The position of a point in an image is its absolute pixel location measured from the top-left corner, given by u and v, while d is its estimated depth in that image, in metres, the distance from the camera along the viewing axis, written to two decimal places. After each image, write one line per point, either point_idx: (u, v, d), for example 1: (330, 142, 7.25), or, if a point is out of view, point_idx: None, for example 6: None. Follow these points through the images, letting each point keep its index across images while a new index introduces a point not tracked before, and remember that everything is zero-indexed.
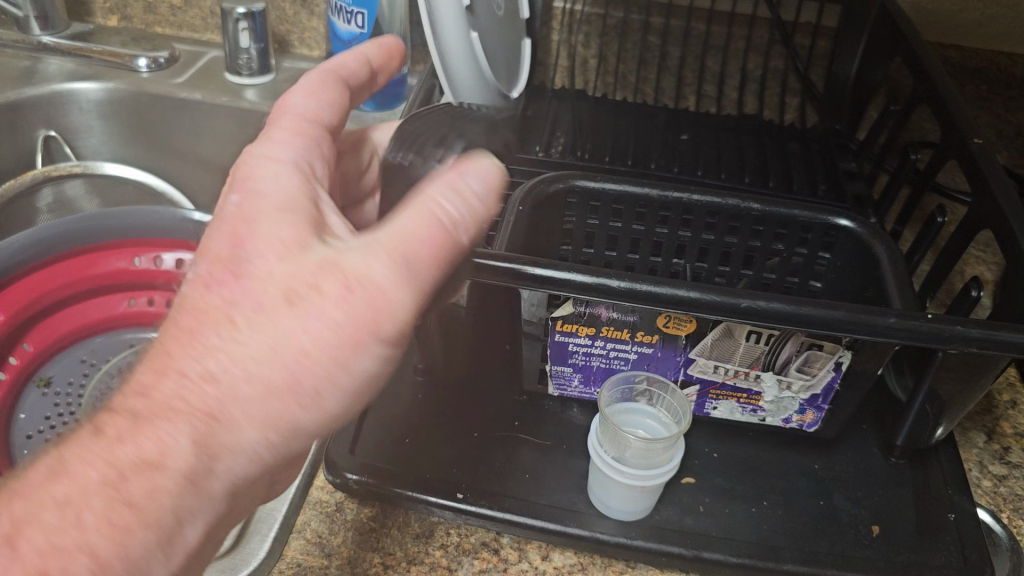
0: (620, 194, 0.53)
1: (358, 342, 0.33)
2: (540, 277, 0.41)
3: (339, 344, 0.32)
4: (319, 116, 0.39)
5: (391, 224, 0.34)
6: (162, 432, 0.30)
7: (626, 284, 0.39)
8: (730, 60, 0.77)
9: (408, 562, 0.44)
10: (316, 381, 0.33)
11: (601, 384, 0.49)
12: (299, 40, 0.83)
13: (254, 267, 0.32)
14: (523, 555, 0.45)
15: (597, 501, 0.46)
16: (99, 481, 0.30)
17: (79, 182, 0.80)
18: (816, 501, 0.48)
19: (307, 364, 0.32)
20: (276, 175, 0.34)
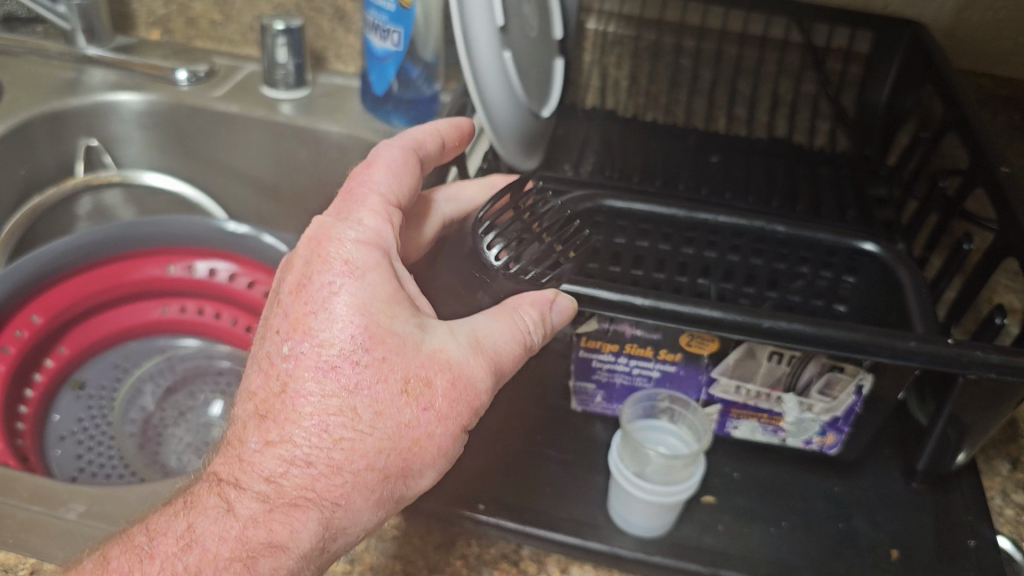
0: (646, 214, 0.54)
1: (457, 431, 0.38)
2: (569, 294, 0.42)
3: (444, 434, 0.37)
4: (396, 197, 0.44)
5: (486, 326, 0.40)
6: (294, 519, 0.36)
7: (651, 302, 0.40)
8: (762, 83, 0.78)
9: (429, 570, 0.45)
10: (422, 465, 0.37)
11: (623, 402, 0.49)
12: (335, 56, 0.85)
13: (372, 360, 0.37)
14: (542, 568, 0.45)
15: (616, 517, 0.47)
16: (228, 556, 0.36)
17: (118, 192, 0.82)
18: (835, 523, 0.48)
19: (417, 451, 0.37)
20: (378, 265, 0.39)
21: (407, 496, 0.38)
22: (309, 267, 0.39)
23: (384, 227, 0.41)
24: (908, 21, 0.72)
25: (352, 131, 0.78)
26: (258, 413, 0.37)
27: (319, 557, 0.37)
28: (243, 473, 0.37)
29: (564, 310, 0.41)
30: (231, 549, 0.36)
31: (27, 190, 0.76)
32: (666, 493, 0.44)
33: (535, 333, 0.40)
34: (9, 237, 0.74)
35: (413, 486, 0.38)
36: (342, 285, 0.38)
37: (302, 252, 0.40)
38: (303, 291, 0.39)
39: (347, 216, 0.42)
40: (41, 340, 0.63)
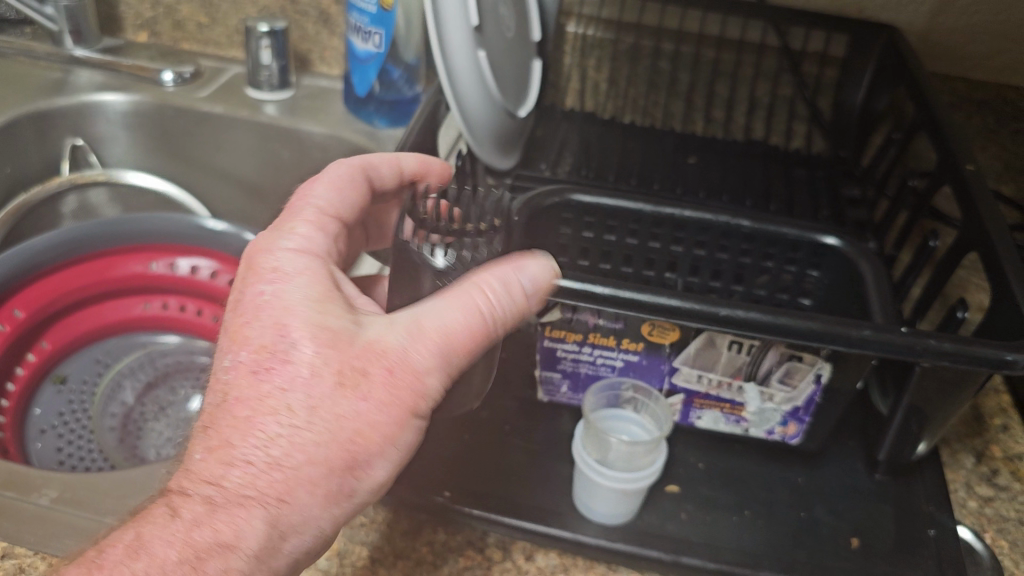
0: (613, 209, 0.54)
1: (402, 419, 0.38)
2: None
3: (387, 422, 0.38)
4: (335, 210, 0.46)
5: (428, 312, 0.39)
6: (238, 518, 0.36)
7: (609, 290, 0.41)
8: (740, 85, 0.79)
9: (395, 556, 0.46)
10: (369, 455, 0.38)
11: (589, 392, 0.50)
12: (319, 59, 0.86)
13: (302, 356, 0.37)
14: (507, 555, 0.46)
15: (580, 505, 0.47)
16: (176, 561, 0.35)
17: (102, 190, 0.83)
18: (797, 513, 0.49)
19: (361, 442, 0.37)
20: (308, 270, 0.41)
21: (361, 492, 0.39)
22: (244, 283, 0.41)
23: (319, 240, 0.43)
24: (880, 24, 0.73)
25: (333, 131, 0.79)
26: (201, 426, 0.38)
27: (271, 560, 0.37)
28: (188, 482, 0.37)
29: (535, 273, 0.41)
30: (179, 553, 0.35)
31: (13, 189, 0.77)
32: (626, 481, 0.44)
33: (494, 310, 0.39)
34: None
35: (365, 478, 0.38)
36: (273, 292, 0.40)
37: (240, 270, 0.42)
38: (239, 305, 0.41)
39: (283, 229, 0.44)
40: (21, 337, 0.64)
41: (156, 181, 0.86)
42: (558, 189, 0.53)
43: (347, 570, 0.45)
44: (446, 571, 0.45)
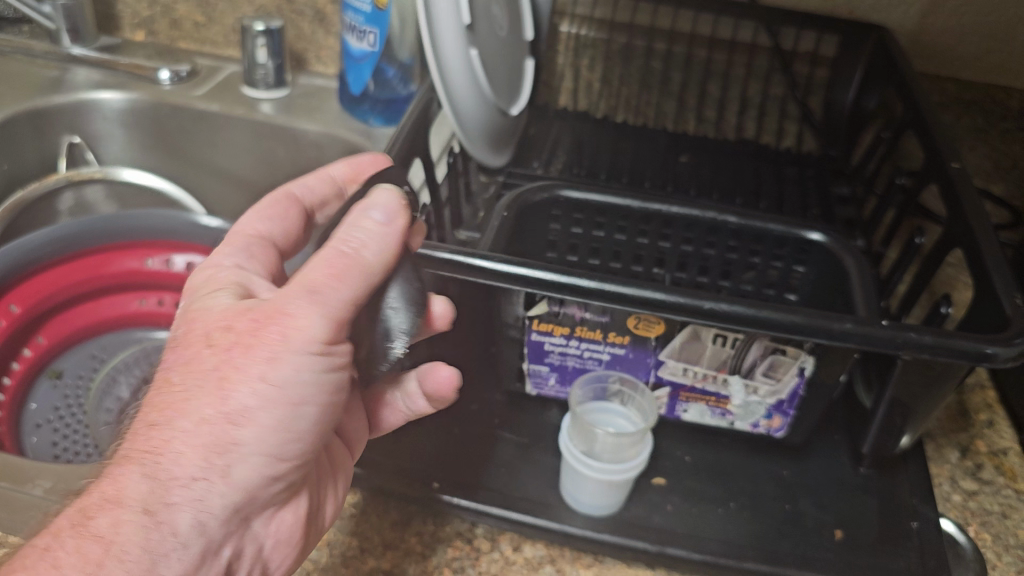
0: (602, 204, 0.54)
1: (273, 359, 0.37)
2: (515, 275, 0.43)
3: (254, 365, 0.36)
4: (259, 229, 0.47)
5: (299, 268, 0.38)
6: (122, 473, 0.35)
7: (593, 283, 0.41)
8: (732, 85, 0.79)
9: (384, 547, 0.47)
10: (244, 400, 0.36)
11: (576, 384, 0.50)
12: (315, 58, 0.87)
13: (184, 335, 0.38)
14: (495, 545, 0.47)
15: (567, 497, 0.48)
16: (66, 525, 0.34)
17: (99, 188, 0.84)
18: (782, 505, 0.49)
19: (230, 387, 0.36)
20: (212, 273, 0.42)
21: (258, 443, 0.37)
22: None
23: (238, 255, 0.45)
24: (870, 24, 0.73)
25: (329, 130, 0.80)
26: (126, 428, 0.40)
27: (167, 517, 0.35)
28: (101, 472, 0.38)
29: (386, 204, 0.39)
30: (69, 519, 0.34)
31: (11, 186, 0.78)
32: (609, 472, 0.45)
33: (353, 245, 0.38)
34: None
35: (244, 427, 0.37)
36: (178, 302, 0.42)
37: None
38: None
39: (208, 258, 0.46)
40: (18, 331, 0.64)
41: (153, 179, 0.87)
42: (549, 184, 0.54)
43: (337, 560, 0.46)
44: (435, 561, 0.46)
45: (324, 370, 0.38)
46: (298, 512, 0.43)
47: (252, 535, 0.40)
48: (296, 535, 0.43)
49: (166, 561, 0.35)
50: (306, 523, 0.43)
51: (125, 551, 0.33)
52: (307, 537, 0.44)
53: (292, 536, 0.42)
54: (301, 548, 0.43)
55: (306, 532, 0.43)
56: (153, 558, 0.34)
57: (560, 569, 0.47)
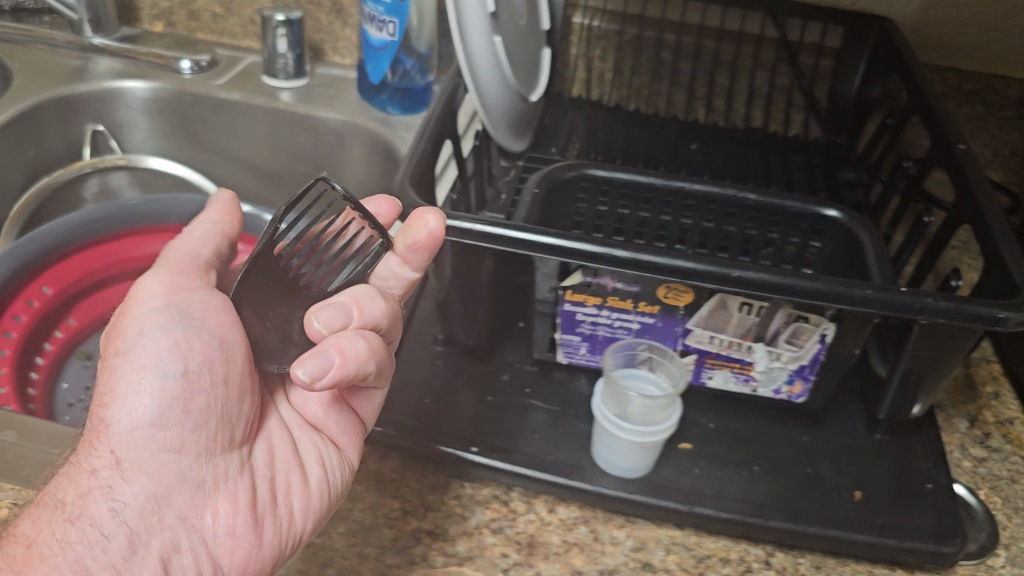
0: (626, 181, 0.56)
1: (124, 333, 0.44)
2: (550, 246, 0.45)
3: (115, 349, 0.44)
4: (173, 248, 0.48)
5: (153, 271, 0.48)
6: (50, 488, 0.42)
7: (626, 253, 0.43)
8: (740, 75, 0.82)
9: (426, 509, 0.49)
10: (111, 380, 0.43)
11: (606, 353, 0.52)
12: (332, 49, 0.90)
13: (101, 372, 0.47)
14: (530, 507, 0.50)
15: (599, 459, 0.50)
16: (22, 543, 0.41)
17: (123, 174, 0.85)
18: (803, 468, 0.52)
19: (103, 379, 0.43)
20: None
21: (145, 415, 0.42)
22: None
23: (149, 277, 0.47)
24: (872, 15, 0.76)
25: (348, 117, 0.82)
26: None
27: (75, 506, 0.40)
28: None
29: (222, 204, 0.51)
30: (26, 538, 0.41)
31: (35, 173, 0.79)
32: (639, 433, 0.47)
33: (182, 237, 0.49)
34: (17, 216, 0.77)
35: (116, 405, 0.42)
36: None
37: None
38: None
39: None
40: (49, 311, 0.66)
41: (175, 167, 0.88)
42: (578, 162, 0.56)
43: (380, 520, 0.48)
44: (475, 521, 0.49)
45: (174, 322, 0.44)
46: (236, 502, 0.43)
47: (199, 530, 0.42)
48: (244, 526, 0.43)
49: (89, 554, 0.39)
50: (258, 515, 0.44)
51: (48, 549, 0.39)
52: (266, 532, 0.44)
53: (240, 529, 0.43)
54: (260, 542, 0.43)
55: (257, 519, 0.44)
56: (78, 555, 0.39)
57: (593, 529, 0.49)
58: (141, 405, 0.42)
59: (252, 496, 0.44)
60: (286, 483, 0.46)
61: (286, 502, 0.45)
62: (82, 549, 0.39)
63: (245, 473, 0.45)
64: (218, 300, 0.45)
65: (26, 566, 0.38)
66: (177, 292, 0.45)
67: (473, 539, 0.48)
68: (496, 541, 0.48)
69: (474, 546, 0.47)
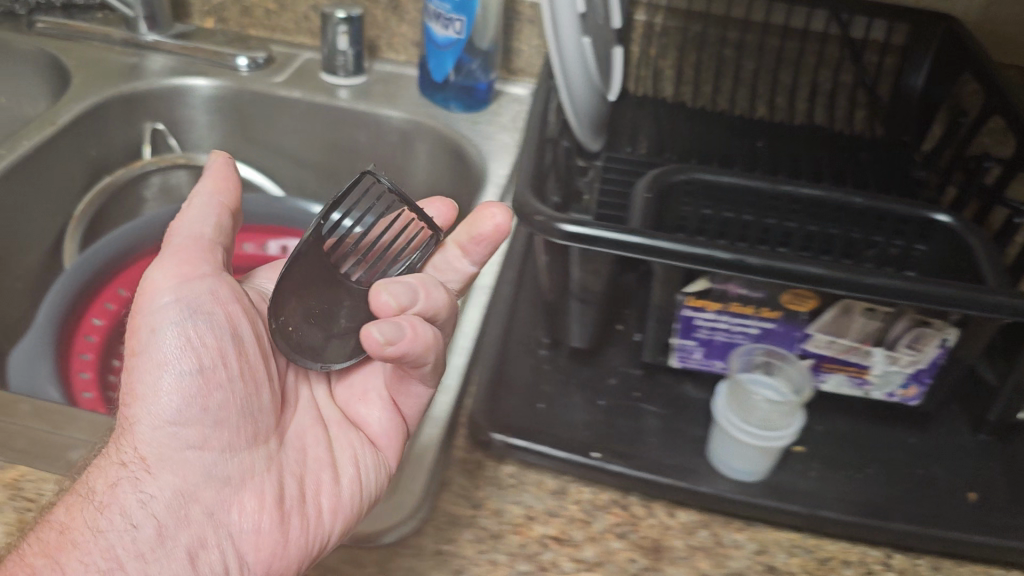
0: (734, 184, 0.56)
1: (140, 330, 0.47)
2: (678, 252, 0.45)
3: (134, 344, 0.47)
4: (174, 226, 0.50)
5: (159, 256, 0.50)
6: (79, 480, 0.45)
7: (756, 259, 0.44)
8: (803, 73, 0.82)
9: (549, 514, 0.49)
10: (133, 377, 0.46)
11: (722, 357, 0.52)
12: (387, 45, 0.89)
13: None
14: (651, 511, 0.50)
15: (717, 462, 0.51)
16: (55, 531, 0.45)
17: (183, 173, 0.86)
18: (915, 470, 0.52)
19: (126, 376, 0.47)
20: None
21: (166, 410, 0.45)
22: None
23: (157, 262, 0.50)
24: (939, 13, 0.75)
25: (412, 116, 0.81)
26: None
27: (102, 496, 0.43)
28: None
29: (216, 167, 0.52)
30: None
31: (97, 173, 0.80)
32: (754, 435, 0.48)
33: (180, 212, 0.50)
34: (81, 216, 0.79)
35: (137, 403, 0.46)
36: None
37: None
38: None
39: None
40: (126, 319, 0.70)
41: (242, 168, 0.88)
42: (691, 163, 0.55)
43: (505, 527, 0.48)
44: (598, 527, 0.49)
45: (185, 316, 0.47)
46: (261, 499, 0.46)
47: (226, 525, 0.45)
48: (269, 521, 0.46)
49: (119, 544, 0.42)
50: (286, 513, 0.46)
51: (80, 537, 0.42)
52: (294, 529, 0.46)
53: (266, 525, 0.46)
54: (287, 539, 0.46)
55: (283, 515, 0.46)
56: (109, 544, 0.42)
57: (715, 532, 0.50)
58: (163, 402, 0.45)
59: (277, 494, 0.47)
60: (316, 484, 0.49)
61: (315, 501, 0.48)
62: (113, 538, 0.42)
63: (271, 471, 0.48)
64: (226, 291, 0.49)
65: (58, 552, 0.41)
66: (183, 282, 0.47)
67: (599, 544, 0.48)
68: (622, 545, 0.48)
69: (601, 551, 0.48)
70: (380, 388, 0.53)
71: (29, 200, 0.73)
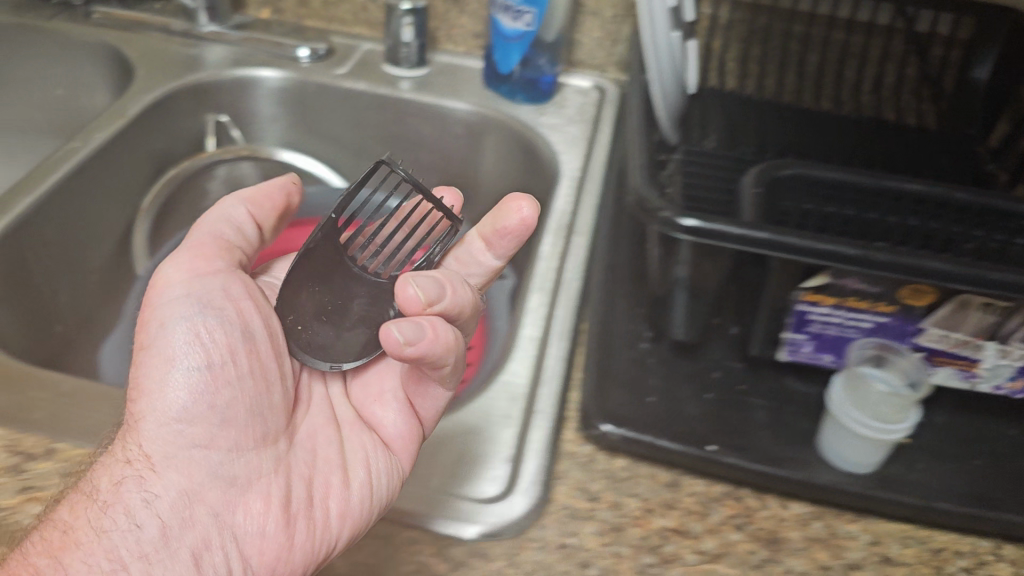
0: (839, 180, 0.54)
1: (151, 325, 0.48)
2: (795, 245, 0.46)
3: (145, 339, 0.48)
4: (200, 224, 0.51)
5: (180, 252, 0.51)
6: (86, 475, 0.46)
7: (873, 254, 0.44)
8: (867, 67, 0.82)
9: (665, 506, 0.50)
10: (143, 371, 0.47)
11: (833, 351, 0.52)
12: (446, 36, 0.89)
13: None
14: (764, 503, 0.51)
15: (828, 454, 0.51)
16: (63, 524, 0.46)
17: (249, 164, 0.86)
18: (1020, 461, 0.53)
19: (136, 370, 0.47)
20: None
21: (174, 407, 0.46)
22: None
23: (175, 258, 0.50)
24: (1002, 7, 0.74)
25: (480, 108, 0.81)
26: None
27: (106, 493, 0.44)
28: None
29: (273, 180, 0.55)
30: None
31: (163, 166, 0.80)
32: (873, 430, 0.48)
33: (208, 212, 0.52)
34: (148, 209, 0.79)
35: (146, 399, 0.46)
36: None
37: None
38: None
39: None
40: None
41: (307, 159, 0.88)
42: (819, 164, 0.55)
43: (625, 519, 0.49)
44: (715, 519, 0.50)
45: (197, 312, 0.47)
46: (269, 501, 0.46)
47: (231, 526, 0.45)
48: (276, 523, 0.46)
49: (123, 544, 0.42)
50: (292, 516, 0.46)
51: (85, 536, 0.42)
52: (299, 533, 0.46)
53: (272, 528, 0.46)
54: (292, 542, 0.46)
55: (289, 517, 0.46)
56: (113, 545, 0.42)
57: (829, 524, 0.50)
58: (171, 399, 0.46)
59: (284, 496, 0.47)
60: (325, 487, 0.49)
61: (322, 505, 0.48)
62: (116, 538, 0.42)
63: (278, 472, 0.48)
64: (239, 288, 0.49)
65: (61, 552, 0.41)
66: (197, 276, 0.48)
67: (717, 536, 0.49)
68: (740, 537, 0.49)
69: (721, 543, 0.48)
70: (396, 389, 0.53)
71: (102, 192, 0.73)
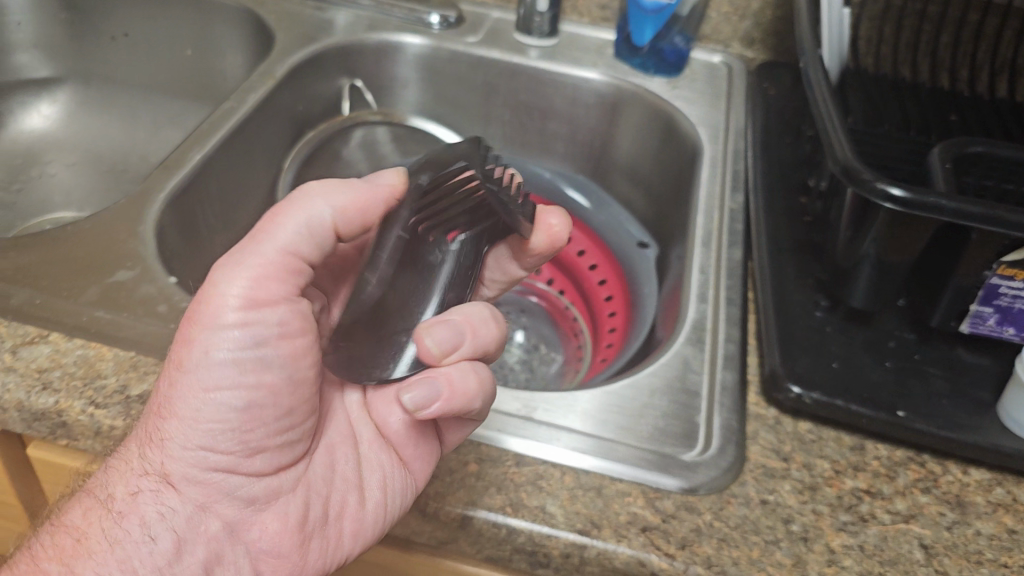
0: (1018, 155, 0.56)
1: (190, 342, 0.44)
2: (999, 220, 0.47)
3: (177, 352, 0.44)
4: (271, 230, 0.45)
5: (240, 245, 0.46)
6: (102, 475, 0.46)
7: None
8: (999, 49, 0.83)
9: (854, 469, 0.52)
10: (172, 389, 0.44)
11: (1018, 324, 0.54)
12: (571, 7, 0.90)
13: None
14: (947, 469, 0.52)
15: (1010, 424, 0.52)
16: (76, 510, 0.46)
17: (382, 129, 0.88)
18: None
19: (166, 381, 0.45)
20: None
21: (200, 434, 0.44)
22: None
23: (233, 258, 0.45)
24: None
25: (613, 80, 0.83)
26: None
27: (121, 504, 0.44)
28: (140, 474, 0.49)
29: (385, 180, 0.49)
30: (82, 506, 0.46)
31: (302, 127, 0.82)
32: None
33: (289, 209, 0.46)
34: (288, 169, 0.80)
35: (173, 420, 0.44)
36: None
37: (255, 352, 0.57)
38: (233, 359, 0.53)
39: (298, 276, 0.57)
40: None
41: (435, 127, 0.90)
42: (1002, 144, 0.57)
43: (818, 479, 0.51)
44: (903, 481, 0.51)
45: (247, 348, 0.43)
46: (286, 521, 0.47)
47: (244, 542, 0.46)
48: (289, 543, 0.47)
49: (137, 555, 0.43)
50: (306, 535, 0.48)
51: (97, 545, 0.43)
52: (311, 553, 0.48)
53: (287, 547, 0.47)
54: (304, 561, 0.47)
55: (303, 536, 0.48)
56: (126, 555, 0.43)
57: (1010, 490, 0.51)
58: (200, 427, 0.44)
59: (302, 516, 0.48)
60: (341, 505, 0.50)
61: (336, 523, 0.49)
62: (130, 549, 0.43)
63: (297, 492, 0.48)
64: (296, 320, 0.45)
65: (74, 559, 0.43)
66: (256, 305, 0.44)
67: (907, 498, 0.50)
68: (929, 500, 0.50)
69: (911, 504, 0.50)
70: None
71: (252, 152, 0.75)
